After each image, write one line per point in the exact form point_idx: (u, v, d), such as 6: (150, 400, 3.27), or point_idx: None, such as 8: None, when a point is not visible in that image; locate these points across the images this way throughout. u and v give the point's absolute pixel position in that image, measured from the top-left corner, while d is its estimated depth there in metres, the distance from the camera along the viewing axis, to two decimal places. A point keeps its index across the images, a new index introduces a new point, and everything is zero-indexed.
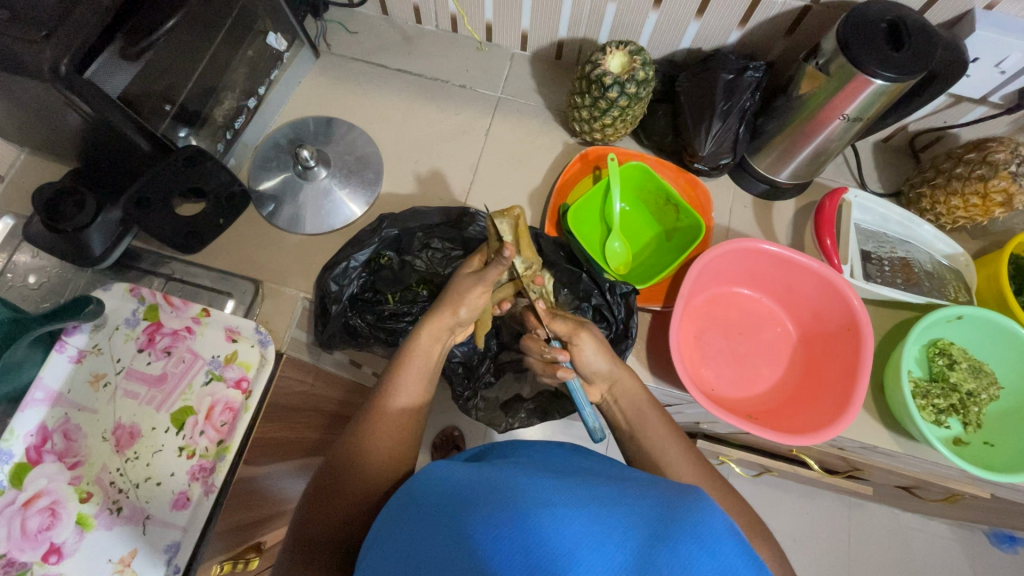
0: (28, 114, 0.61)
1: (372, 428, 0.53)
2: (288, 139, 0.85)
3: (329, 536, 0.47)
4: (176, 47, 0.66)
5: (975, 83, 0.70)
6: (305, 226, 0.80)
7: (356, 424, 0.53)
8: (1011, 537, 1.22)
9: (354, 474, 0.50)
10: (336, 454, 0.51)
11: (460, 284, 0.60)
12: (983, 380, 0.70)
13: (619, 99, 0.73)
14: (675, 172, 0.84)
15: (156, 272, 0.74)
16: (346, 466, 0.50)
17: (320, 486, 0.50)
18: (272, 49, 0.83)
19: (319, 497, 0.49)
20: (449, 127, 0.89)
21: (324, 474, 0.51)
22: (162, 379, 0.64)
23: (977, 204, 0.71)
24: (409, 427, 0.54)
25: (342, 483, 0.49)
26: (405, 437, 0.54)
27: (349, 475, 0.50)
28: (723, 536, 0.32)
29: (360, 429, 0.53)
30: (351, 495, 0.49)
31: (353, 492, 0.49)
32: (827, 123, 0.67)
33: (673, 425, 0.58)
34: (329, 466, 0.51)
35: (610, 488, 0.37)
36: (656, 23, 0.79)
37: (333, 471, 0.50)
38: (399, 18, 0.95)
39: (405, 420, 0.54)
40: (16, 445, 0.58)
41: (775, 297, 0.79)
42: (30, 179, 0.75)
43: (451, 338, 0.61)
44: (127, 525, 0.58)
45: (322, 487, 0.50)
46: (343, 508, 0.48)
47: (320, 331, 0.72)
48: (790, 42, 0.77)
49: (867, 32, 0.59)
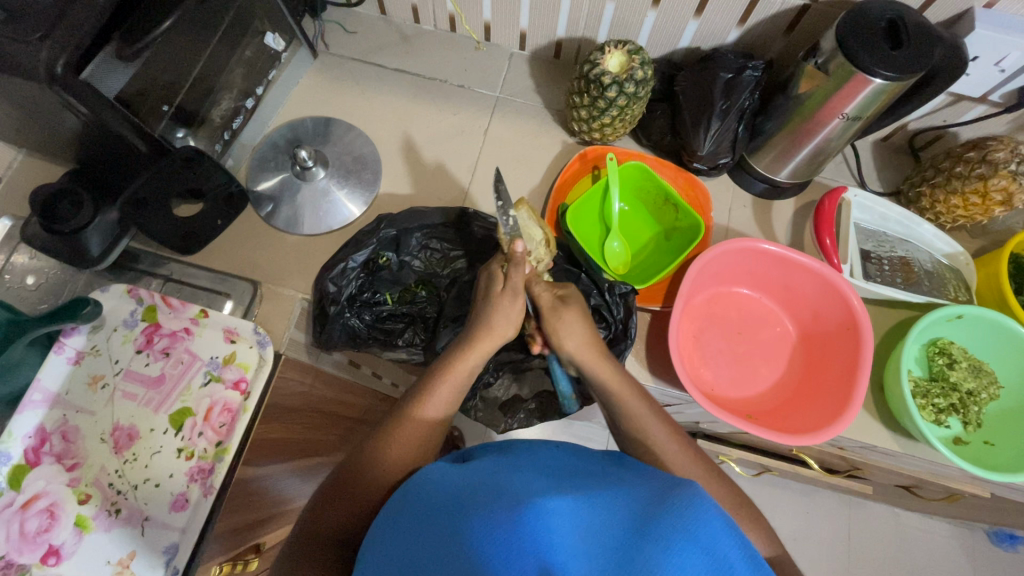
0: (24, 114, 0.61)
1: (389, 433, 0.53)
2: (286, 140, 0.85)
3: (335, 534, 0.47)
4: (175, 48, 0.66)
5: (975, 81, 0.69)
6: (304, 227, 0.80)
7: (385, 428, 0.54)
8: (1011, 536, 1.22)
9: (368, 474, 0.50)
10: (356, 454, 0.52)
11: (496, 305, 0.61)
12: (983, 380, 0.70)
13: (617, 99, 0.72)
14: (674, 172, 0.84)
15: (154, 274, 0.74)
16: (360, 468, 0.50)
17: (332, 484, 0.50)
18: (270, 49, 0.83)
19: (330, 496, 0.49)
20: (448, 127, 0.89)
21: (339, 472, 0.51)
22: (160, 380, 0.64)
23: (976, 203, 0.71)
24: (430, 438, 0.55)
25: (355, 483, 0.49)
26: (409, 440, 0.53)
27: (362, 476, 0.50)
28: (718, 530, 0.33)
29: (385, 432, 0.53)
30: (363, 496, 0.48)
31: (365, 496, 0.48)
32: (826, 122, 0.67)
33: (675, 426, 0.56)
34: (347, 464, 0.51)
35: (605, 485, 0.37)
36: (654, 22, 0.79)
37: (346, 473, 0.50)
38: (396, 18, 0.94)
39: (416, 421, 0.55)
40: (14, 447, 0.58)
41: (774, 297, 0.79)
42: (27, 180, 0.75)
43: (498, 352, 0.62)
44: (125, 527, 0.58)
45: (336, 486, 0.50)
46: (353, 507, 0.48)
47: (318, 332, 0.71)
48: (789, 41, 0.77)
49: (865, 31, 0.58)
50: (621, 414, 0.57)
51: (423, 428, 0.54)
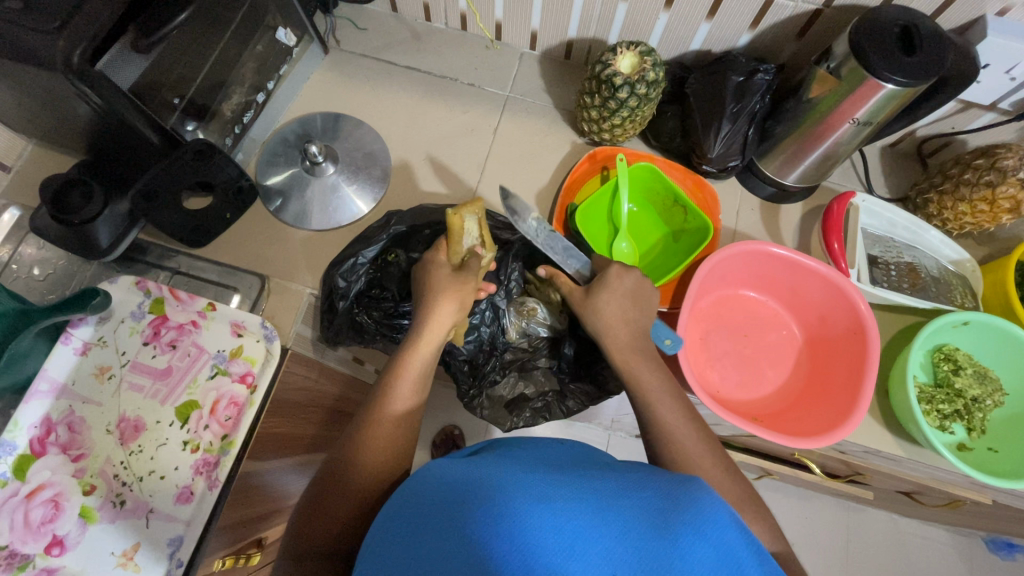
0: (36, 104, 0.61)
1: (360, 431, 0.52)
2: (296, 135, 0.85)
3: (322, 546, 0.48)
4: (189, 41, 0.66)
5: (985, 89, 0.70)
6: (312, 223, 0.80)
7: (355, 424, 0.54)
8: (1009, 544, 1.23)
9: (350, 481, 0.50)
10: (340, 451, 0.52)
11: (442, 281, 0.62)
12: (988, 387, 0.70)
13: (628, 100, 0.73)
14: (683, 174, 0.84)
15: (162, 266, 0.74)
16: (340, 474, 0.50)
17: (315, 492, 0.51)
18: (281, 44, 0.83)
19: (317, 500, 0.50)
20: (457, 125, 0.89)
21: (321, 477, 0.51)
22: (166, 373, 0.64)
23: (984, 210, 0.71)
24: (409, 430, 0.55)
25: (335, 492, 0.50)
26: (405, 436, 0.54)
27: (344, 485, 0.50)
28: (723, 524, 0.34)
29: (356, 430, 0.53)
30: (340, 506, 0.49)
31: (343, 504, 0.49)
32: (836, 126, 0.68)
33: (698, 416, 0.56)
34: (327, 468, 0.51)
35: (611, 481, 0.37)
36: (666, 24, 0.79)
37: (325, 480, 0.51)
38: (408, 16, 0.95)
39: (394, 414, 0.54)
40: (20, 437, 0.57)
41: (782, 300, 0.79)
42: (37, 171, 0.75)
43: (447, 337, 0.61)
44: (129, 519, 0.58)
45: (324, 486, 0.50)
46: (337, 517, 0.48)
47: (326, 327, 0.72)
48: (800, 45, 0.77)
49: (879, 37, 0.59)
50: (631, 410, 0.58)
51: (395, 423, 0.53)
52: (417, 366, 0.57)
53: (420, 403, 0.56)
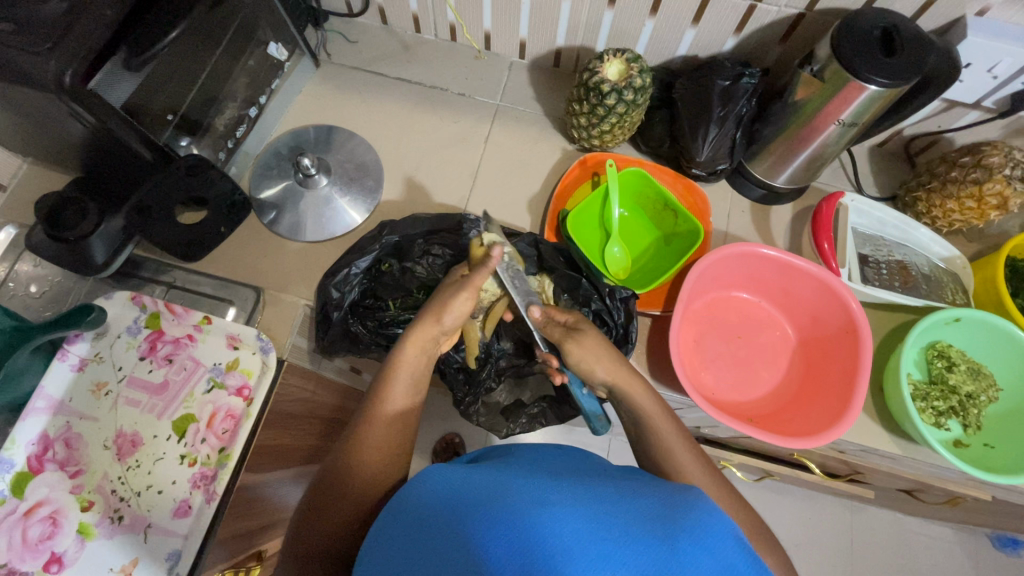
0: (31, 123, 0.61)
1: (352, 440, 0.52)
2: (289, 148, 0.86)
3: (323, 548, 0.47)
4: (179, 58, 0.66)
5: (968, 88, 0.70)
6: (306, 234, 0.80)
7: (349, 430, 0.54)
8: (1014, 540, 1.22)
9: (347, 489, 0.50)
10: (333, 463, 0.52)
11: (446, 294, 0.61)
12: (982, 382, 0.70)
13: (616, 106, 0.73)
14: (672, 178, 0.85)
15: (157, 281, 0.75)
16: (336, 484, 0.50)
17: (312, 500, 0.50)
18: (273, 58, 0.84)
19: (313, 512, 0.49)
20: (449, 135, 0.90)
21: (318, 487, 0.51)
22: (163, 387, 0.64)
23: (972, 207, 0.72)
24: (406, 440, 0.55)
25: (335, 499, 0.49)
26: (398, 445, 0.54)
27: (341, 492, 0.50)
28: (723, 534, 0.33)
29: (350, 437, 0.53)
30: (338, 515, 0.49)
31: (342, 513, 0.49)
32: (822, 128, 0.68)
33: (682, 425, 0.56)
34: (322, 478, 0.51)
35: (611, 488, 0.37)
36: (652, 31, 0.80)
37: (324, 487, 0.51)
38: (398, 27, 0.96)
39: (387, 422, 0.54)
40: (17, 454, 0.58)
41: (774, 301, 0.79)
42: (32, 188, 0.76)
43: (437, 347, 0.61)
44: (128, 534, 0.58)
45: (320, 497, 0.50)
46: (332, 526, 0.48)
47: (322, 336, 0.74)
48: (784, 48, 0.78)
49: (859, 38, 0.59)
50: (628, 413, 0.58)
51: (392, 434, 0.54)
52: (420, 376, 0.58)
53: (420, 408, 0.58)
